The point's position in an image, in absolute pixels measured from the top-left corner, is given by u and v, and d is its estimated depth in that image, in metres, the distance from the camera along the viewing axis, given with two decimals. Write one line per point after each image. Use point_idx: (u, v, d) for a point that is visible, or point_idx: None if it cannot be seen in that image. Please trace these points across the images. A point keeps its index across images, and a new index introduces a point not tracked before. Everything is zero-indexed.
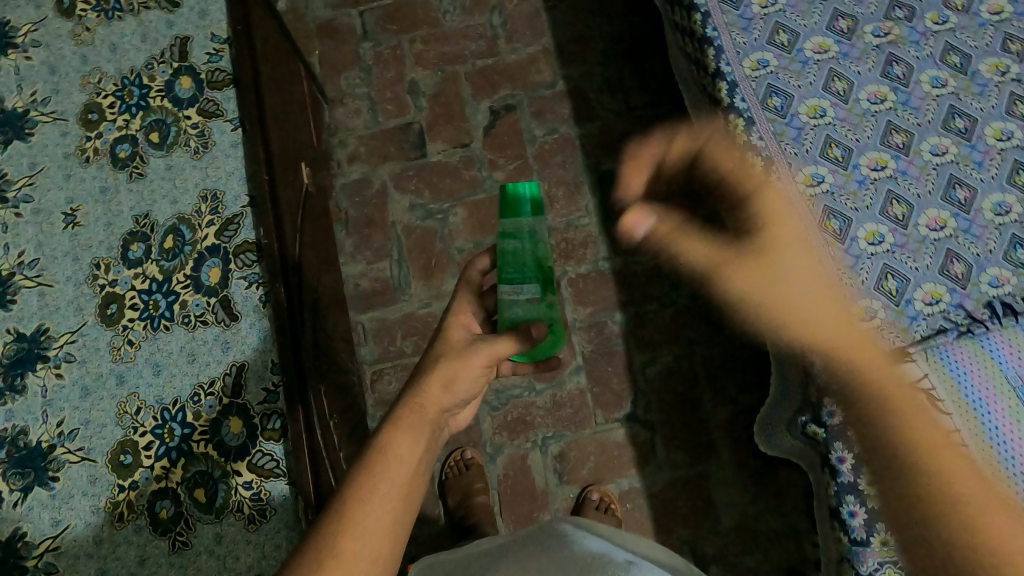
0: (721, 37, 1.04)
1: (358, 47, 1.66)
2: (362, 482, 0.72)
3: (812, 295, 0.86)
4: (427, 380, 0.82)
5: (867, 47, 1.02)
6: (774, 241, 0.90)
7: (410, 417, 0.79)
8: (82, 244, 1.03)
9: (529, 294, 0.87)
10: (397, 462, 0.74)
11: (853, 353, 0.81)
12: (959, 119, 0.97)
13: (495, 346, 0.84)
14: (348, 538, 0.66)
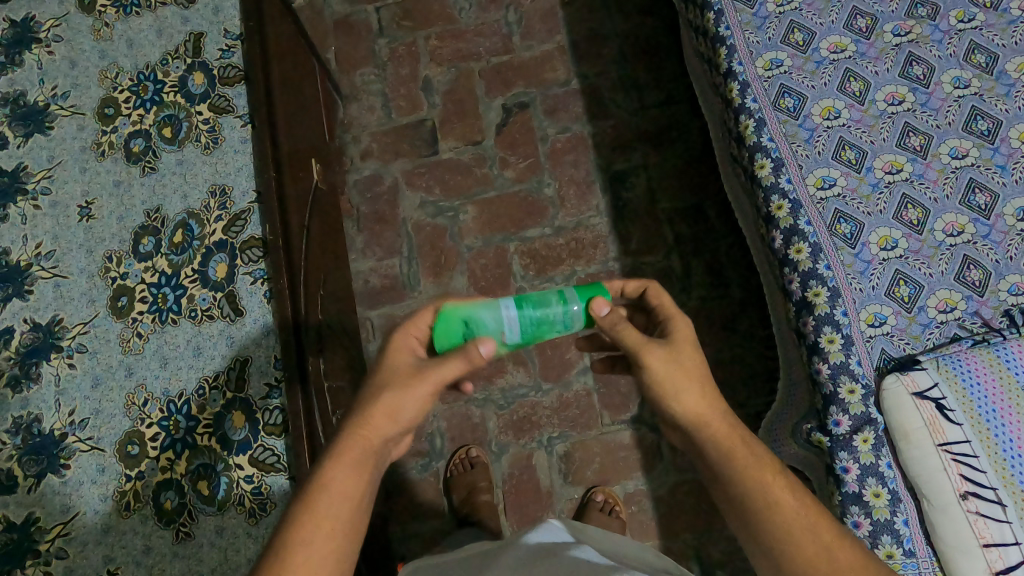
0: (735, 36, 1.03)
1: (374, 43, 1.67)
2: (300, 522, 0.70)
3: (685, 373, 0.80)
4: (370, 409, 0.77)
5: (886, 46, 0.99)
6: (678, 341, 0.82)
7: (354, 450, 0.75)
8: (95, 235, 1.05)
9: (508, 329, 0.79)
10: (337, 500, 0.72)
11: (719, 434, 0.79)
12: (981, 121, 0.94)
13: (443, 371, 0.78)
14: None
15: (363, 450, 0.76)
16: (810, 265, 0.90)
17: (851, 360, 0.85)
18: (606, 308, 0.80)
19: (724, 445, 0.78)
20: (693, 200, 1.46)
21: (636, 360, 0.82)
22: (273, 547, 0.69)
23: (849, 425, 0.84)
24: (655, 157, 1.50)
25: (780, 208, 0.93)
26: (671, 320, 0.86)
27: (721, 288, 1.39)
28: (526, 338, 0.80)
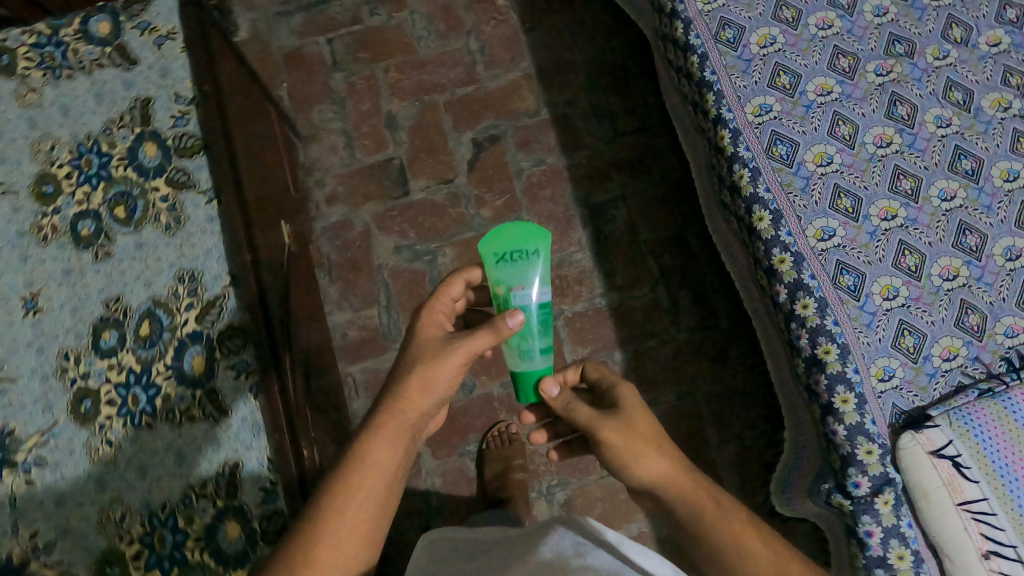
0: (721, 81, 0.99)
1: (329, 78, 1.58)
2: (342, 491, 0.76)
3: (641, 438, 0.82)
4: (405, 385, 0.81)
5: (869, 87, 0.98)
6: (627, 409, 0.84)
7: (391, 423, 0.80)
8: (46, 332, 0.93)
9: (527, 294, 0.83)
10: (375, 471, 0.78)
11: (686, 494, 0.80)
12: (965, 160, 0.94)
13: (472, 342, 0.81)
14: (323, 545, 0.72)
15: (400, 424, 0.81)
16: (818, 322, 0.90)
17: (866, 420, 0.86)
18: (557, 391, 0.85)
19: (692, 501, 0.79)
20: (675, 230, 1.45)
21: (590, 436, 0.85)
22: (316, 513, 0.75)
23: (869, 487, 0.85)
24: (633, 187, 1.48)
25: (783, 261, 0.93)
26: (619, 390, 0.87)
27: (709, 319, 1.39)
28: (515, 308, 0.84)
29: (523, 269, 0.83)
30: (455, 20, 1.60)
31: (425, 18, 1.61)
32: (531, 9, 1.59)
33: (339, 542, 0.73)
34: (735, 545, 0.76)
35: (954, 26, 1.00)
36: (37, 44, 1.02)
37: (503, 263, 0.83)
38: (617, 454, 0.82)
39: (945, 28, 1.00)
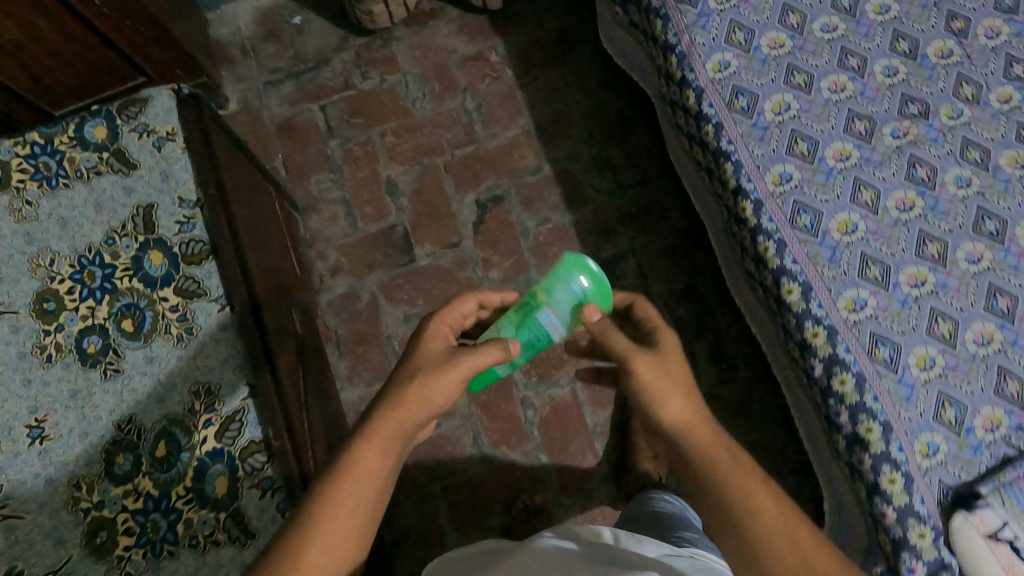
0: (738, 150, 0.97)
1: (325, 145, 1.56)
2: (327, 500, 0.70)
3: (670, 380, 0.80)
4: (403, 394, 0.77)
5: (888, 149, 0.97)
6: (664, 350, 0.83)
7: (383, 430, 0.75)
8: (56, 463, 0.88)
9: (552, 325, 0.87)
10: (365, 482, 0.72)
11: (703, 444, 0.76)
12: (989, 221, 0.94)
13: (478, 357, 0.81)
14: (309, 555, 0.67)
15: (393, 430, 0.76)
16: (856, 399, 0.88)
17: (914, 501, 0.84)
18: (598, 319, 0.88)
19: (712, 450, 0.76)
20: (687, 283, 1.43)
21: (623, 367, 0.83)
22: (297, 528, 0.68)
23: (925, 571, 0.84)
24: (641, 240, 1.46)
25: (816, 335, 0.91)
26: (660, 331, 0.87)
27: (729, 372, 1.37)
28: (535, 321, 0.86)
29: (574, 303, 0.85)
30: (449, 79, 1.58)
31: (418, 78, 1.59)
32: (525, 63, 1.57)
33: (326, 554, 0.67)
34: (743, 491, 0.72)
35: (965, 84, 1.00)
36: (30, 154, 0.99)
37: (568, 292, 0.85)
38: (645, 389, 0.79)
39: (956, 86, 1.00)
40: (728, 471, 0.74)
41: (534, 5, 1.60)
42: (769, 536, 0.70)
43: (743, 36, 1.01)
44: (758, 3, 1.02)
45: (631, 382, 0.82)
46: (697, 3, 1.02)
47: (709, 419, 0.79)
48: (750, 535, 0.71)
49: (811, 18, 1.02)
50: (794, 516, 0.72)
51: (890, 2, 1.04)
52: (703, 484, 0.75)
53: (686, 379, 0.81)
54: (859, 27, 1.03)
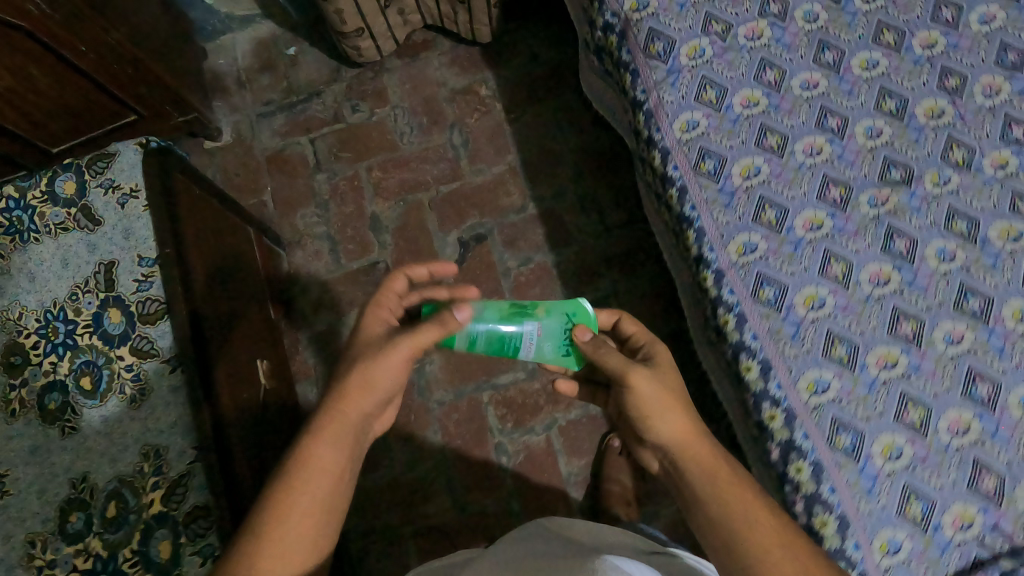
0: (702, 217, 0.92)
1: (312, 179, 1.55)
2: (279, 495, 0.70)
3: (672, 396, 0.82)
4: (345, 385, 0.78)
5: (864, 219, 0.90)
6: (662, 366, 0.85)
7: (333, 423, 0.76)
8: (13, 520, 0.90)
9: (527, 333, 0.87)
10: (319, 476, 0.73)
11: (704, 456, 0.79)
12: (972, 299, 0.87)
13: (417, 335, 0.79)
14: (268, 550, 0.68)
15: (341, 422, 0.76)
16: (813, 488, 0.83)
17: None
18: (587, 337, 0.87)
19: (709, 464, 0.78)
20: (670, 330, 1.39)
21: (621, 385, 0.83)
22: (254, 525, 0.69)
23: None
24: (625, 284, 1.42)
25: (773, 418, 0.86)
26: (653, 347, 0.90)
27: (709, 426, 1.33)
28: (521, 318, 0.87)
29: (561, 326, 0.89)
30: (438, 113, 1.55)
31: (408, 112, 1.56)
32: (514, 98, 1.54)
33: (285, 549, 0.68)
34: (743, 507, 0.74)
35: (954, 147, 0.92)
36: (5, 207, 1.02)
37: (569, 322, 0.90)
38: (645, 405, 0.81)
39: (944, 150, 0.92)
40: (724, 485, 0.76)
41: (527, 37, 1.55)
42: (760, 544, 0.71)
43: (714, 94, 0.96)
44: (733, 58, 0.97)
45: (630, 397, 0.83)
46: (668, 58, 0.97)
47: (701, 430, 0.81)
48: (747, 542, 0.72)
49: (791, 74, 0.97)
50: (787, 532, 0.72)
51: (879, 56, 0.97)
52: (700, 499, 0.76)
53: (682, 394, 0.83)
54: (842, 84, 0.96)
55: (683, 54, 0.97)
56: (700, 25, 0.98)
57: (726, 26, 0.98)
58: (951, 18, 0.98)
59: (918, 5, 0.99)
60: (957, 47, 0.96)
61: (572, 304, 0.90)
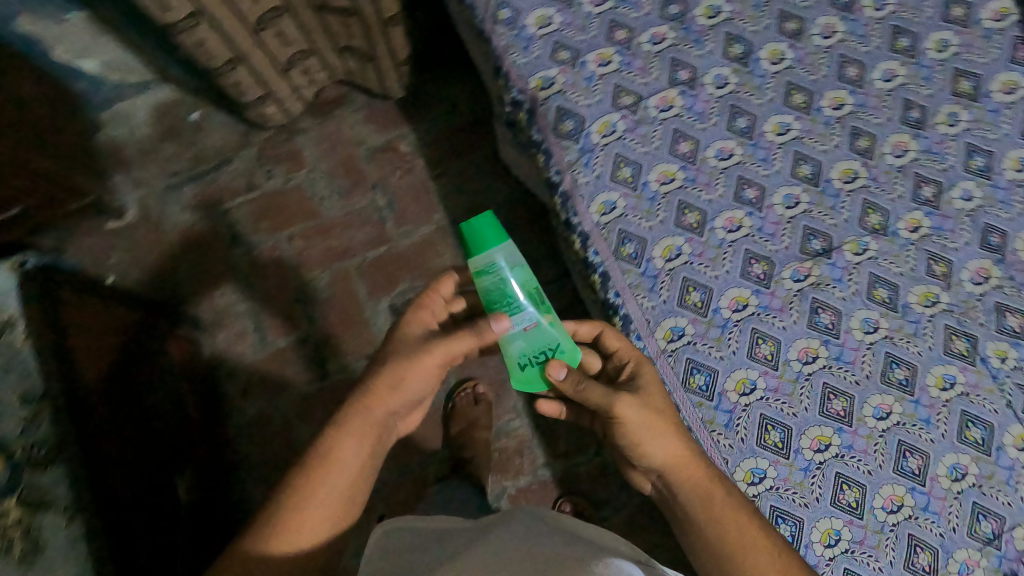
0: (627, 304, 0.90)
1: (229, 254, 1.44)
2: (308, 483, 0.74)
3: (659, 419, 0.79)
4: (373, 382, 0.76)
5: (788, 294, 0.89)
6: (646, 386, 0.81)
7: (358, 420, 0.76)
8: None
9: (522, 322, 0.78)
10: (342, 470, 0.75)
11: (699, 480, 0.78)
12: (898, 369, 0.88)
13: (450, 345, 0.77)
14: (291, 532, 0.73)
15: (365, 420, 0.76)
16: None
17: None
18: (563, 374, 0.79)
19: (701, 490, 0.77)
20: None
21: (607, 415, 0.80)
22: (280, 504, 0.74)
23: None
24: None
25: None
26: (640, 366, 0.83)
27: None
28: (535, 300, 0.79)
29: (543, 343, 0.80)
30: (358, 174, 1.47)
31: (326, 175, 1.47)
32: (437, 152, 1.47)
33: (306, 529, 0.73)
34: (733, 538, 0.74)
35: (871, 212, 0.92)
36: None
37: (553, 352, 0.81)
38: (632, 433, 0.79)
39: (861, 215, 0.92)
40: (721, 509, 0.76)
41: (443, 86, 1.49)
42: (739, 558, 0.73)
43: (629, 171, 0.92)
44: (645, 132, 0.93)
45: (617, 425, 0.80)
46: (579, 137, 0.93)
47: (700, 458, 0.80)
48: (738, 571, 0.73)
49: (705, 144, 0.94)
50: (781, 557, 0.73)
51: (791, 119, 0.95)
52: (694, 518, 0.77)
53: (671, 415, 0.81)
54: (757, 150, 0.94)
55: (594, 132, 0.93)
56: (610, 99, 0.94)
57: (635, 98, 0.94)
58: (855, 76, 0.97)
59: (822, 64, 0.97)
60: (864, 105, 0.96)
61: (571, 341, 0.82)
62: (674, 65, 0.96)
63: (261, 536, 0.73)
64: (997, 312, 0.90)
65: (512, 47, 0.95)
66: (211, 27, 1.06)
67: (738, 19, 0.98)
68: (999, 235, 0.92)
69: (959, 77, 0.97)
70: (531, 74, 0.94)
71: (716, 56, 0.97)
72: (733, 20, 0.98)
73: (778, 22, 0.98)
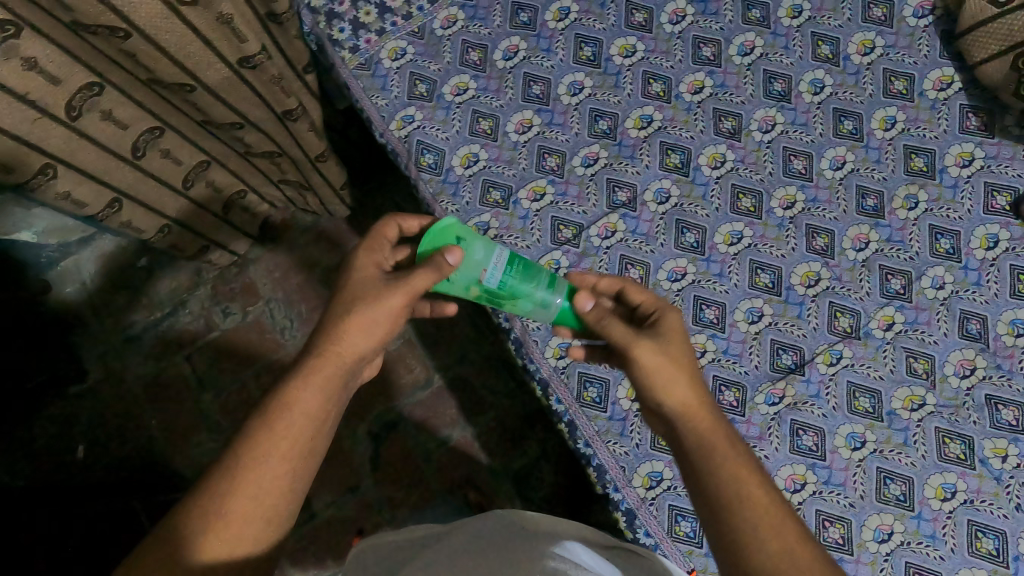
0: (599, 453, 0.85)
1: (198, 400, 1.40)
2: (259, 436, 0.59)
3: (673, 364, 0.65)
4: (339, 326, 0.64)
5: (765, 420, 0.85)
6: (666, 330, 0.67)
7: (324, 368, 0.63)
8: None
9: (493, 269, 0.69)
10: (300, 423, 0.60)
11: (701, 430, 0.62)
12: (893, 484, 0.83)
13: (411, 280, 0.66)
14: (234, 498, 0.56)
15: (334, 375, 0.63)
16: None
17: None
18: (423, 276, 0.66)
19: (704, 439, 0.61)
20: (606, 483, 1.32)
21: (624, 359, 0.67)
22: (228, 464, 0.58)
23: None
24: (551, 441, 1.34)
25: None
26: (665, 311, 0.69)
27: None
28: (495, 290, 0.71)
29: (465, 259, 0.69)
30: (317, 298, 1.43)
31: (285, 303, 1.44)
32: None
33: (255, 502, 0.57)
34: (730, 488, 0.57)
35: (840, 314, 0.88)
36: None
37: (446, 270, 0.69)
38: (646, 379, 0.65)
39: (830, 319, 0.87)
40: (720, 459, 0.59)
41: (392, 194, 1.45)
42: (733, 510, 0.56)
43: None
44: (590, 264, 0.90)
45: (631, 372, 0.67)
46: None
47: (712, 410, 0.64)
48: (729, 508, 0.57)
49: (655, 267, 0.89)
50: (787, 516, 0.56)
51: (741, 226, 0.91)
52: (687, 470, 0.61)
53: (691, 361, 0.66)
54: (711, 266, 0.89)
55: None
56: (549, 235, 0.90)
57: (576, 229, 0.90)
58: (803, 168, 0.92)
59: (767, 161, 0.93)
60: (817, 200, 0.91)
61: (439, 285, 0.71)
62: (612, 187, 0.92)
63: (202, 508, 0.56)
64: (989, 406, 0.84)
65: (441, 193, 0.92)
66: (134, 206, 1.02)
67: (671, 125, 0.94)
68: (978, 321, 0.87)
69: (911, 155, 0.93)
70: (465, 221, 0.91)
71: (653, 169, 0.93)
72: (667, 127, 0.94)
73: (714, 122, 0.94)
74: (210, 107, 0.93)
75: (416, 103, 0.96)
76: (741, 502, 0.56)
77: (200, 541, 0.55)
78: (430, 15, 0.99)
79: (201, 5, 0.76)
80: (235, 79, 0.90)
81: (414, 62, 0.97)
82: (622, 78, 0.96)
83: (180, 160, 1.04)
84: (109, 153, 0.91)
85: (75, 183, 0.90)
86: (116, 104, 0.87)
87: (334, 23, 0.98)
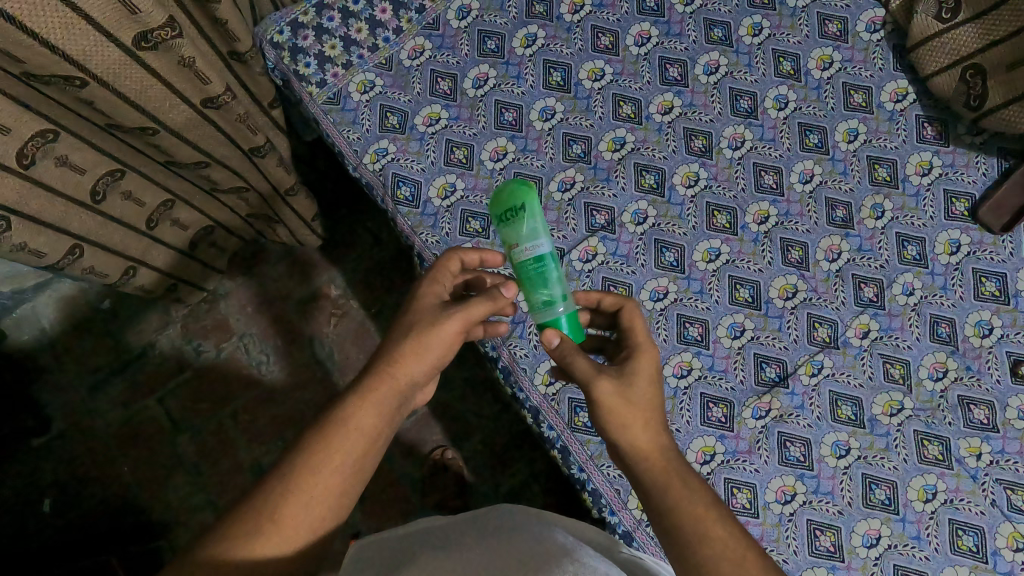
0: (593, 478, 0.85)
1: (172, 443, 1.34)
2: (320, 447, 0.59)
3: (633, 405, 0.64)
4: (394, 349, 0.64)
5: (753, 434, 0.86)
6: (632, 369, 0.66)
7: (381, 388, 0.63)
8: None
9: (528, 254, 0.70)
10: (356, 441, 0.60)
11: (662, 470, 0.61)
12: (878, 488, 0.85)
13: (469, 308, 0.66)
14: (293, 504, 0.57)
15: (391, 397, 0.63)
16: None
17: None
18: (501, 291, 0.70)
19: (664, 479, 0.61)
20: None
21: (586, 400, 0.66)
22: (287, 467, 0.58)
23: None
24: (539, 461, 1.34)
25: None
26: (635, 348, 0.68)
27: None
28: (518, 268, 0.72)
29: (514, 227, 0.70)
30: (291, 330, 1.40)
31: (259, 337, 1.40)
32: (369, 293, 1.41)
33: (308, 509, 0.57)
34: (691, 528, 0.57)
35: (818, 325, 0.90)
36: None
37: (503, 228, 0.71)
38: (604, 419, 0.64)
39: (809, 331, 0.90)
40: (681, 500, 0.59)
41: (364, 220, 1.43)
42: (693, 547, 0.56)
43: None
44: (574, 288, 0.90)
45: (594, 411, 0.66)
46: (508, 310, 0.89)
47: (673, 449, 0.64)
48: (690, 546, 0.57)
49: (637, 288, 0.90)
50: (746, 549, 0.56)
51: (718, 243, 0.92)
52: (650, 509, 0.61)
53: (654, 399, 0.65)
54: (691, 284, 0.91)
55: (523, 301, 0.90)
56: None
57: (557, 255, 0.91)
58: (773, 183, 0.95)
59: (738, 178, 0.95)
60: (789, 214, 0.94)
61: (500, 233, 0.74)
62: (590, 211, 0.93)
63: (258, 509, 0.56)
64: (962, 407, 0.87)
65: (419, 225, 0.92)
66: (97, 251, 0.98)
67: (643, 147, 0.95)
68: (946, 324, 0.90)
69: (875, 165, 0.96)
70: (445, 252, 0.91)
71: (629, 191, 0.94)
72: (639, 149, 0.95)
73: (685, 141, 0.96)
74: (174, 149, 0.90)
75: (388, 135, 0.95)
76: (700, 541, 0.56)
77: (251, 542, 0.55)
78: (396, 46, 0.98)
79: (162, 48, 0.74)
80: (199, 120, 0.87)
81: (383, 95, 0.96)
82: (592, 101, 0.97)
83: (142, 202, 1.01)
84: (67, 200, 0.87)
85: (31, 234, 0.85)
86: (71, 149, 0.84)
87: (299, 58, 0.96)
